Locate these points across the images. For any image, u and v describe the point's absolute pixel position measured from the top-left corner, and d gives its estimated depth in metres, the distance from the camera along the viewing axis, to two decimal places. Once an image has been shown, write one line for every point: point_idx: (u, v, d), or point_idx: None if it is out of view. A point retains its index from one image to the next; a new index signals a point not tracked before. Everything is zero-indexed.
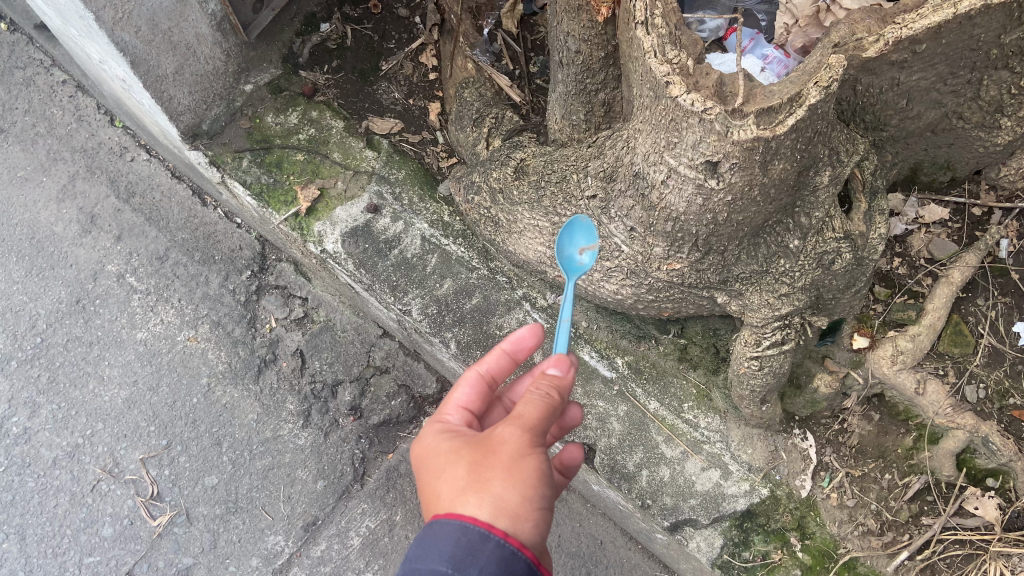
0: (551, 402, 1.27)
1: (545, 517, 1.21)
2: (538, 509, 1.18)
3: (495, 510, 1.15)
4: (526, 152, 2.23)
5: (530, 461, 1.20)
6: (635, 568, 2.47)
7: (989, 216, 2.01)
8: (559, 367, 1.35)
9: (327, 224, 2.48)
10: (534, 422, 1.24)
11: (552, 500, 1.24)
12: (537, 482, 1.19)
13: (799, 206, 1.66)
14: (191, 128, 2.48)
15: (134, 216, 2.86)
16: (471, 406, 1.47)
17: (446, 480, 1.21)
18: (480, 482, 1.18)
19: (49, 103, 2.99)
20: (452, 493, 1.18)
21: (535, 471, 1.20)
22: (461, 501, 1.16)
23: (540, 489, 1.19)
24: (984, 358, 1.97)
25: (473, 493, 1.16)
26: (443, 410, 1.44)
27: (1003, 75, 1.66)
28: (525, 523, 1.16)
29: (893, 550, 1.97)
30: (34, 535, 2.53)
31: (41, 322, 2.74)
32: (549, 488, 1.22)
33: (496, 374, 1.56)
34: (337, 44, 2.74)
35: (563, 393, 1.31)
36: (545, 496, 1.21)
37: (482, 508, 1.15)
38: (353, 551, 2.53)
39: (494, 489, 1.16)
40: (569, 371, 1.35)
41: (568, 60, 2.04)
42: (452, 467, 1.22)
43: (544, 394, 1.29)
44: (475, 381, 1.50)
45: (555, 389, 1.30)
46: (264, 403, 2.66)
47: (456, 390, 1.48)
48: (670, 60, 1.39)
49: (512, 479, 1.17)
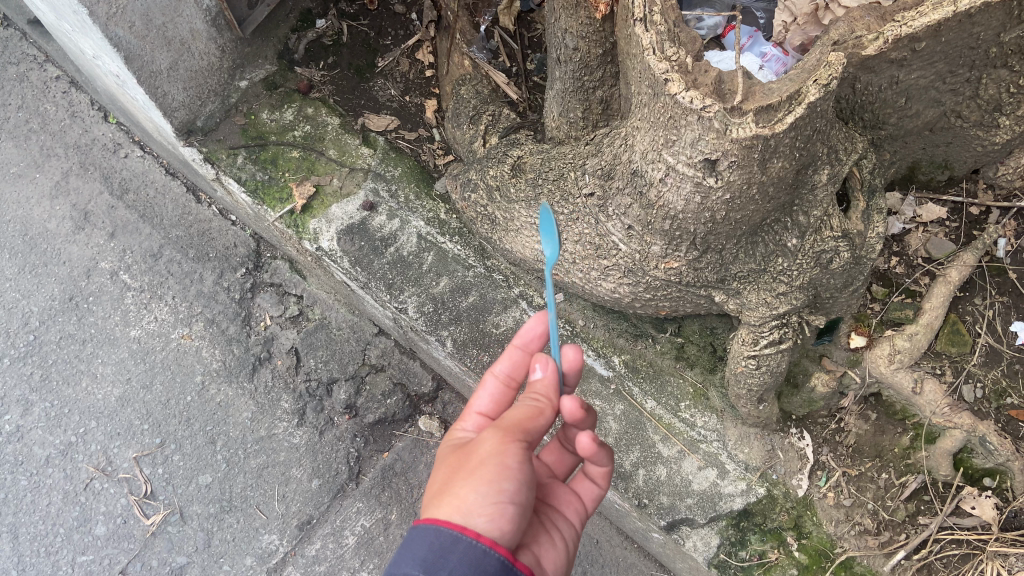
0: (539, 407, 1.34)
1: (510, 512, 1.19)
2: (496, 504, 1.18)
3: (454, 508, 1.16)
4: (523, 149, 2.22)
5: (492, 458, 1.22)
6: (631, 568, 2.46)
7: (986, 215, 2.01)
8: (540, 366, 1.41)
9: (322, 221, 2.46)
10: (510, 423, 1.30)
11: (523, 496, 1.23)
12: (496, 476, 1.20)
13: (798, 204, 1.65)
14: (185, 124, 2.46)
15: (128, 213, 2.83)
16: (489, 411, 1.50)
17: (428, 489, 1.27)
18: (448, 485, 1.22)
19: (42, 99, 2.97)
20: (428, 499, 1.23)
21: (496, 467, 1.21)
22: (429, 505, 1.19)
23: (498, 483, 1.20)
24: (981, 358, 1.97)
25: (438, 496, 1.20)
26: (460, 419, 1.49)
27: (1003, 73, 1.65)
28: (481, 518, 1.16)
29: (889, 550, 1.97)
30: (26, 534, 2.50)
31: (34, 319, 2.72)
32: (512, 483, 1.21)
33: (515, 374, 1.54)
34: (332, 40, 2.73)
35: (550, 396, 1.38)
36: (507, 491, 1.20)
37: (441, 508, 1.17)
38: (348, 551, 2.52)
39: (454, 489, 1.19)
40: (550, 366, 1.40)
41: (566, 57, 2.03)
42: (434, 476, 1.29)
43: (534, 400, 1.36)
44: (491, 384, 1.52)
45: (544, 394, 1.37)
46: (259, 401, 2.64)
47: (475, 396, 1.52)
48: (669, 57, 1.38)
49: (472, 477, 1.20)
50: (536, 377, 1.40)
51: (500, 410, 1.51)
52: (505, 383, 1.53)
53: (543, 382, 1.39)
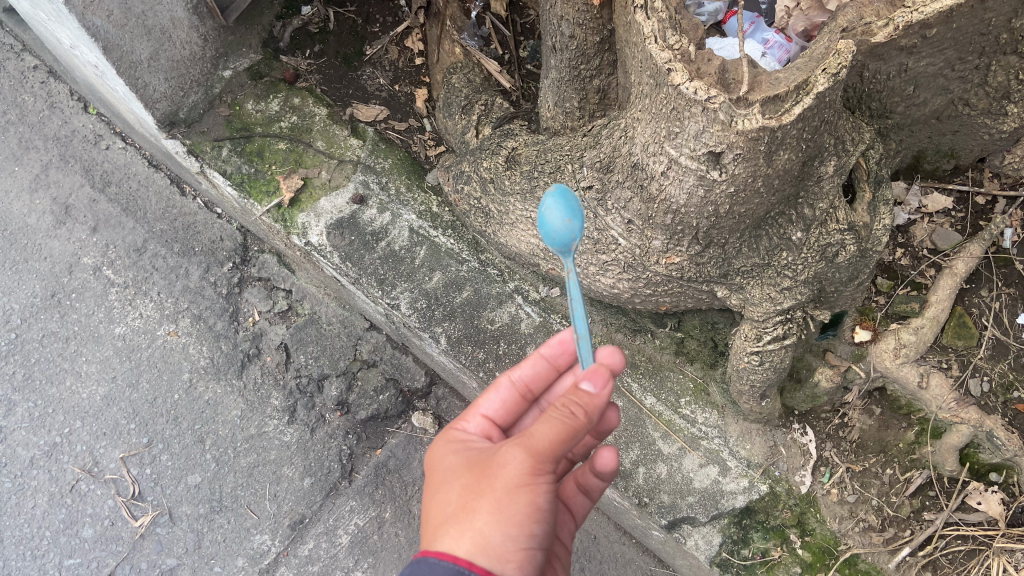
0: (574, 426, 1.17)
1: (534, 556, 1.20)
2: (525, 549, 1.17)
3: (475, 547, 1.15)
4: (517, 140, 2.15)
5: (523, 495, 1.16)
6: (629, 563, 2.44)
7: (993, 205, 1.97)
8: (594, 383, 1.21)
9: (311, 215, 2.39)
10: (545, 448, 1.17)
11: (547, 534, 1.23)
12: (524, 520, 1.17)
13: (803, 197, 1.60)
14: (168, 116, 2.37)
15: (111, 206, 2.74)
16: (495, 416, 1.53)
17: (441, 503, 1.23)
18: (468, 510, 1.17)
19: (19, 89, 2.84)
20: (441, 521, 1.20)
21: (526, 509, 1.16)
22: (445, 532, 1.17)
23: (527, 527, 1.17)
24: (988, 350, 1.93)
25: (456, 525, 1.17)
26: (464, 418, 1.50)
27: (1012, 60, 1.62)
28: (508, 565, 1.16)
29: (894, 546, 1.95)
30: (10, 537, 2.44)
31: (15, 316, 2.63)
32: (541, 526, 1.19)
33: (531, 383, 1.57)
34: (319, 28, 2.63)
35: (593, 416, 1.19)
36: (535, 534, 1.19)
37: (462, 544, 1.15)
38: (341, 550, 2.48)
39: (477, 523, 1.16)
40: (607, 389, 1.20)
41: (561, 45, 1.97)
42: (448, 488, 1.24)
43: (569, 415, 1.17)
44: (504, 389, 1.54)
45: (585, 411, 1.19)
46: (248, 398, 2.58)
47: (484, 397, 1.53)
48: (671, 45, 1.33)
49: (497, 516, 1.15)
50: (586, 390, 1.20)
51: (507, 417, 1.54)
52: (519, 391, 1.55)
53: (592, 400, 1.20)
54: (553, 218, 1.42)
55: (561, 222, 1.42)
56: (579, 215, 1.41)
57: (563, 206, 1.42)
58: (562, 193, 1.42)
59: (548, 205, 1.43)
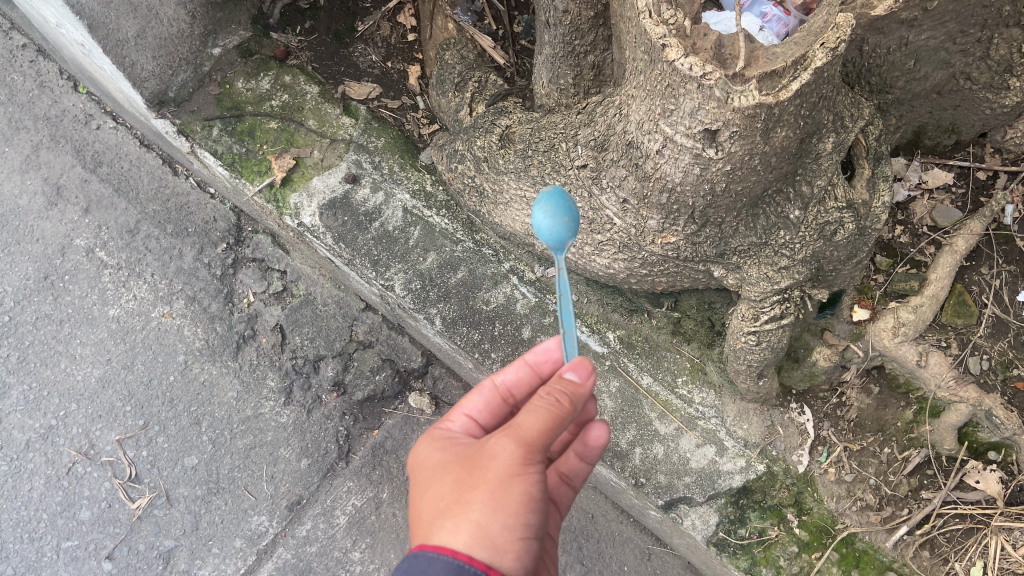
0: (559, 412, 1.20)
1: (532, 547, 1.19)
2: (522, 539, 1.16)
3: (473, 539, 1.13)
4: (511, 118, 2.11)
5: (517, 485, 1.16)
6: (627, 542, 2.45)
7: (994, 180, 1.94)
8: (578, 372, 1.25)
9: (303, 196, 2.35)
10: (533, 437, 1.18)
11: (542, 525, 1.22)
12: (519, 509, 1.16)
13: (801, 173, 1.57)
14: (157, 95, 2.33)
15: (102, 186, 2.71)
16: (478, 417, 1.51)
17: (433, 499, 1.22)
18: (463, 503, 1.16)
19: (7, 68, 2.78)
20: (435, 516, 1.18)
21: (521, 498, 1.16)
22: (441, 526, 1.15)
23: (523, 516, 1.16)
24: (988, 329, 1.91)
25: (452, 518, 1.15)
26: (448, 418, 1.48)
27: (1015, 32, 1.58)
28: (507, 556, 1.14)
29: (892, 525, 1.96)
30: (9, 520, 2.45)
31: (8, 299, 2.61)
32: (536, 516, 1.19)
33: (513, 388, 1.55)
34: (309, 3, 2.56)
35: (578, 404, 1.23)
36: (530, 524, 1.18)
37: (459, 536, 1.13)
38: (339, 530, 2.48)
39: (472, 514, 1.14)
40: (590, 378, 1.25)
41: (555, 19, 1.92)
42: (439, 484, 1.23)
43: (553, 402, 1.21)
44: (488, 392, 1.53)
45: (568, 397, 1.22)
46: (243, 380, 2.57)
47: (467, 399, 1.52)
48: (666, 20, 1.28)
49: (492, 506, 1.15)
50: (570, 378, 1.24)
51: (490, 419, 1.52)
52: (501, 395, 1.54)
53: (575, 387, 1.24)
54: (548, 217, 1.43)
55: (555, 221, 1.42)
56: (574, 213, 1.43)
57: (558, 206, 1.43)
58: (559, 194, 1.44)
59: (542, 205, 1.44)
